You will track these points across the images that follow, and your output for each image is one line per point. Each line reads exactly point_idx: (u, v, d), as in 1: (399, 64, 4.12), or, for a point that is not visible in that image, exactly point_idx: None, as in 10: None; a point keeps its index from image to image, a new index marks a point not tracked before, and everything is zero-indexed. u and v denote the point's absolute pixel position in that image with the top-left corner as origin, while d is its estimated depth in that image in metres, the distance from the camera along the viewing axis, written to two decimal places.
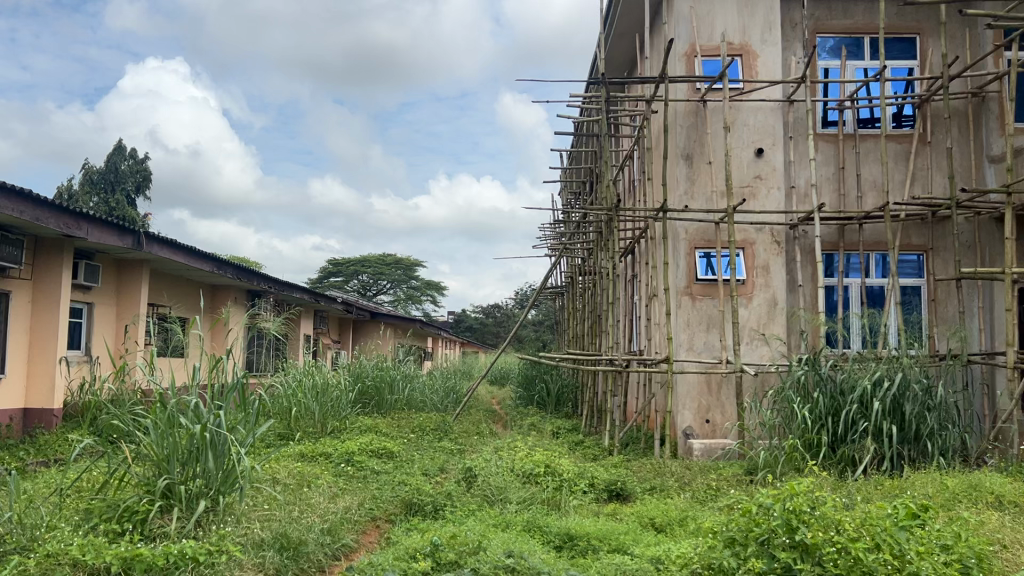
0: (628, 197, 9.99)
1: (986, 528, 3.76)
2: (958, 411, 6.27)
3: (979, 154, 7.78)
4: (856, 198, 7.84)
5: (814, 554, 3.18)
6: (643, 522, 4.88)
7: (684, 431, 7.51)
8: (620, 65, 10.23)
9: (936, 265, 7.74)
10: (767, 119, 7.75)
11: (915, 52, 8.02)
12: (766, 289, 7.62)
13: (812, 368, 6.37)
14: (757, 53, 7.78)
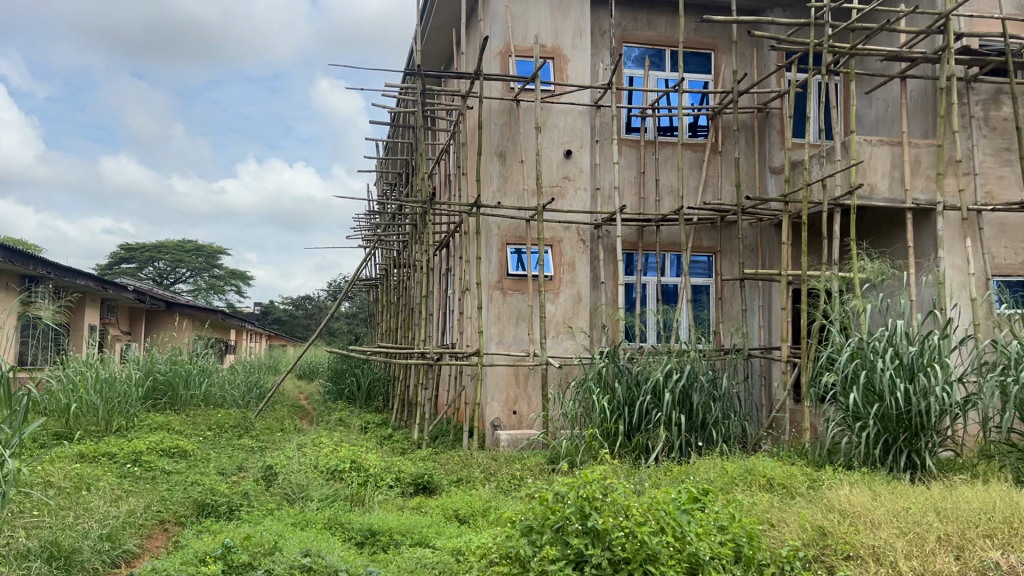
0: (442, 191, 9.99)
1: (758, 508, 4.08)
2: (739, 400, 6.77)
3: (762, 166, 8.47)
4: (655, 201, 8.30)
5: (604, 539, 3.33)
6: (447, 514, 4.92)
7: (492, 423, 7.63)
8: (436, 58, 10.23)
9: (724, 266, 8.37)
10: (576, 122, 8.03)
11: (709, 67, 8.61)
12: (572, 285, 7.90)
13: (611, 360, 6.65)
14: (569, 56, 8.04)
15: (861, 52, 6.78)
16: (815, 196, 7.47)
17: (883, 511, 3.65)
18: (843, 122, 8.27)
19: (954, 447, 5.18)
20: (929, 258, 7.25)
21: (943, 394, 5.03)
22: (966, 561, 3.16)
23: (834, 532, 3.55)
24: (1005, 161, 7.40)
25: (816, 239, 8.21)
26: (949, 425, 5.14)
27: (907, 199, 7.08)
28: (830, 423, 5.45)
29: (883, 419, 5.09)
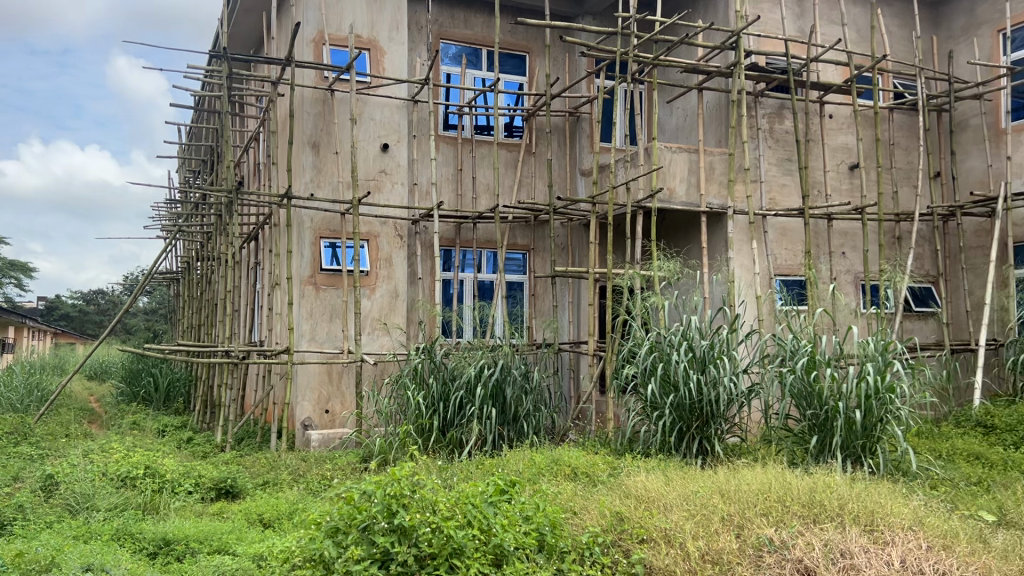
0: (251, 181, 9.56)
1: (562, 498, 4.20)
2: (549, 394, 6.97)
3: (573, 167, 8.78)
4: (471, 198, 8.37)
5: (411, 536, 3.32)
6: (251, 518, 4.71)
7: (303, 423, 7.40)
8: (246, 43, 9.78)
9: (537, 264, 8.59)
10: (392, 115, 7.94)
11: (524, 69, 8.80)
12: (388, 281, 7.81)
13: (427, 356, 6.64)
14: (385, 49, 7.94)
15: (663, 64, 7.17)
16: (621, 198, 7.83)
17: (674, 495, 3.86)
18: (647, 129, 8.73)
19: (740, 432, 5.58)
20: (721, 259, 7.80)
21: (730, 384, 5.40)
22: (745, 538, 3.41)
23: (631, 517, 3.73)
24: (785, 171, 8.12)
25: (622, 239, 8.61)
26: (736, 412, 5.55)
27: (703, 204, 7.58)
28: (632, 413, 5.74)
29: (678, 408, 5.43)
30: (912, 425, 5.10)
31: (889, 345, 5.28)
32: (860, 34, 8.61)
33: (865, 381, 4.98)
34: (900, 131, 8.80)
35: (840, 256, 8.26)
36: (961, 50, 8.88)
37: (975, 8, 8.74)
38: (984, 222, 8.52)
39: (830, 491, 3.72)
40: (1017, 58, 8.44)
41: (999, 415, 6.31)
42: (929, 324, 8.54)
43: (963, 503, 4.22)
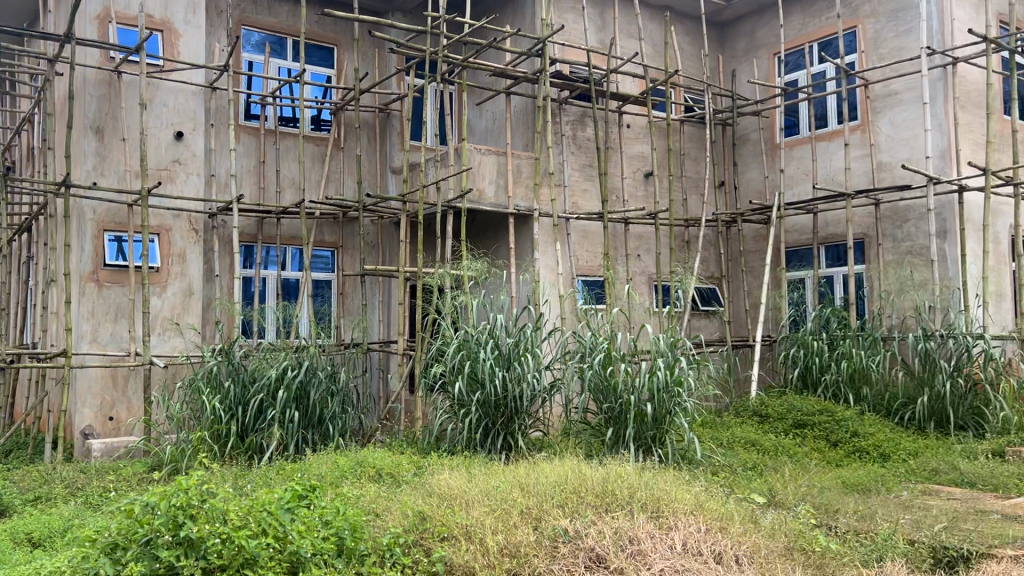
0: (23, 166, 8.67)
1: (364, 499, 4.11)
2: (356, 394, 6.83)
3: (383, 164, 8.66)
4: (275, 192, 8.06)
5: (199, 548, 3.16)
6: (16, 539, 4.26)
7: (82, 432, 6.80)
8: (18, 14, 8.88)
9: (345, 262, 8.41)
10: (188, 102, 7.49)
11: (331, 62, 8.59)
12: (181, 278, 7.35)
13: (224, 358, 6.27)
14: (180, 32, 7.48)
15: (472, 65, 7.24)
16: (430, 197, 7.83)
17: (475, 491, 3.90)
18: (456, 129, 8.78)
19: (543, 426, 5.73)
20: (526, 258, 7.99)
21: (533, 381, 5.55)
22: (542, 530, 3.50)
23: (432, 516, 3.72)
24: (587, 176, 8.46)
25: (431, 238, 8.62)
26: (539, 407, 5.70)
27: (510, 205, 7.72)
28: (438, 411, 5.76)
29: (484, 406, 5.51)
30: (697, 416, 5.46)
31: (678, 341, 5.60)
32: (655, 48, 9.13)
33: (656, 375, 5.28)
34: (690, 142, 9.43)
35: (636, 258, 8.72)
36: (743, 70, 9.63)
37: (755, 31, 9.53)
38: (761, 228, 9.31)
39: (621, 480, 3.90)
40: (790, 79, 9.26)
41: (772, 405, 6.89)
42: (713, 321, 9.20)
43: (737, 487, 4.57)
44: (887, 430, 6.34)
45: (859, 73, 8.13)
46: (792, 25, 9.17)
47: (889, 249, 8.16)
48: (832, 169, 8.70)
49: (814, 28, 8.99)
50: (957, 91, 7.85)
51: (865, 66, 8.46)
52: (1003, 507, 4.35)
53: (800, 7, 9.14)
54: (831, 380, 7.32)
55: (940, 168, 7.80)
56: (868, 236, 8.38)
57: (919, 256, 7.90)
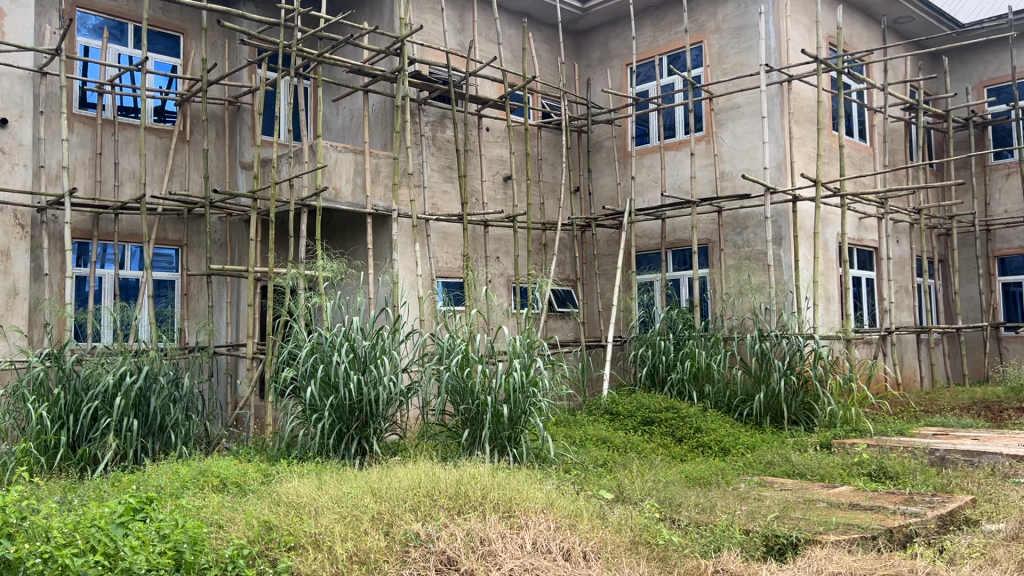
0: None
1: (207, 510, 3.93)
2: (202, 400, 6.52)
3: (233, 159, 8.32)
4: (113, 186, 7.59)
5: (17, 571, 3.00)
6: None
7: None
8: None
9: (190, 261, 8.02)
10: (13, 87, 6.93)
11: (177, 51, 8.18)
12: (5, 276, 6.79)
13: (54, 363, 5.84)
14: (4, 10, 6.89)
15: (327, 60, 7.07)
16: (284, 195, 7.61)
17: (325, 498, 3.80)
18: (311, 126, 8.57)
19: (399, 430, 5.66)
20: (384, 260, 7.90)
21: (389, 384, 5.47)
22: (392, 535, 3.45)
23: (279, 525, 3.60)
24: (446, 177, 8.46)
25: (284, 237, 8.36)
26: (395, 411, 5.64)
27: (367, 205, 7.60)
28: (290, 417, 5.58)
29: (337, 410, 5.38)
30: (551, 415, 5.56)
31: (534, 343, 5.68)
32: (514, 53, 9.25)
33: (512, 376, 5.33)
34: (547, 148, 9.62)
35: (495, 260, 8.79)
36: (597, 78, 9.92)
37: (609, 42, 9.83)
38: (614, 233, 9.63)
39: (474, 482, 3.90)
40: (641, 89, 9.58)
41: (622, 402, 7.12)
42: (568, 322, 9.43)
43: (587, 485, 4.69)
44: (728, 425, 6.68)
45: (705, 86, 8.54)
46: (644, 38, 9.54)
47: (731, 254, 8.62)
48: (680, 177, 9.10)
49: (663, 41, 9.37)
50: (791, 107, 8.40)
51: (710, 80, 8.90)
52: (828, 495, 4.68)
53: (650, 21, 9.51)
54: (677, 378, 7.66)
55: (776, 179, 8.33)
56: (712, 241, 8.79)
57: (758, 261, 8.40)
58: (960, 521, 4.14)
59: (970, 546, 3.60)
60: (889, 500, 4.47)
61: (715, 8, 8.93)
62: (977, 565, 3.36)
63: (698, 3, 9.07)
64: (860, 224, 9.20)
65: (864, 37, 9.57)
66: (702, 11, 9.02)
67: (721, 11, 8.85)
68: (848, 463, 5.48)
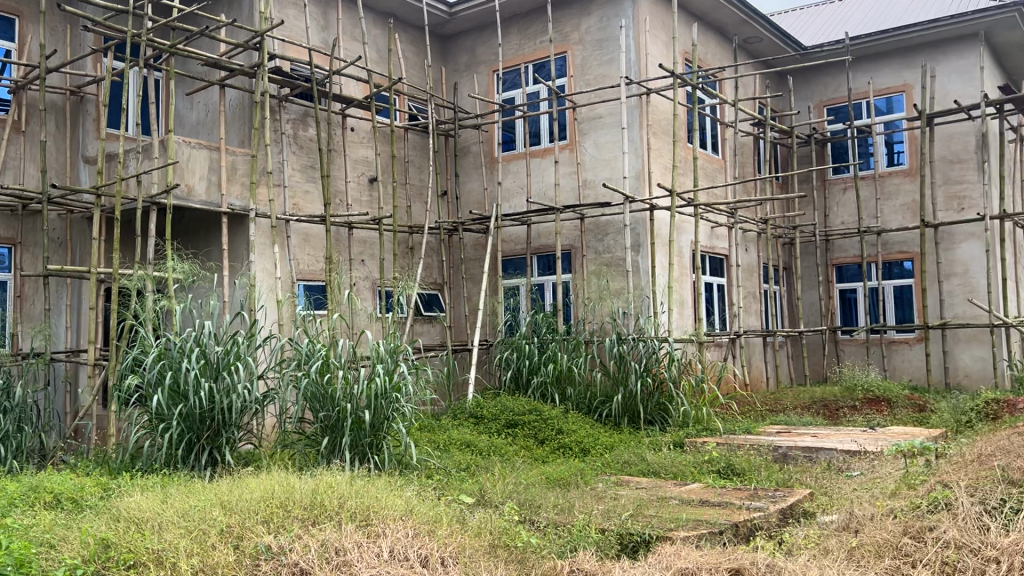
0: None
1: (37, 529, 3.65)
2: (36, 410, 6.06)
3: (74, 153, 7.79)
4: None
5: None
6: None
7: None
8: None
9: (25, 261, 7.44)
10: None
11: (12, 35, 7.59)
12: None
13: None
14: None
15: (179, 52, 6.72)
16: (131, 192, 7.19)
17: (170, 512, 3.61)
18: (162, 120, 8.15)
19: (254, 439, 5.46)
20: (241, 262, 7.60)
21: (244, 392, 5.26)
22: (242, 548, 3.31)
23: (118, 542, 3.39)
24: (308, 177, 8.24)
25: (132, 237, 7.90)
26: (250, 420, 5.43)
27: (223, 204, 7.28)
28: (135, 427, 5.26)
29: (187, 419, 5.13)
30: (414, 420, 5.50)
31: (397, 348, 5.58)
32: (379, 54, 9.14)
33: (374, 382, 5.22)
34: (414, 150, 9.55)
35: (359, 264, 8.63)
36: (464, 83, 9.94)
37: (476, 48, 9.88)
38: (480, 237, 9.67)
39: (331, 491, 3.79)
40: (507, 96, 9.66)
41: (486, 406, 7.14)
42: (434, 326, 9.39)
43: (448, 489, 4.67)
44: (588, 426, 6.83)
45: (568, 95, 8.71)
46: (510, 45, 9.64)
47: (593, 260, 8.84)
48: (545, 184, 9.23)
49: (529, 49, 9.50)
50: (650, 119, 8.70)
51: (573, 89, 9.10)
52: (680, 493, 4.86)
53: (517, 28, 9.63)
54: (540, 382, 7.77)
55: (635, 188, 8.60)
56: (575, 247, 9.01)
57: (618, 266, 8.65)
58: (798, 514, 4.39)
59: (806, 538, 3.83)
60: (736, 495, 4.69)
61: (579, 20, 9.13)
62: (811, 555, 3.57)
63: (562, 14, 9.26)
64: (712, 232, 9.65)
65: (717, 55, 10.04)
66: (566, 22, 9.21)
67: (584, 23, 9.07)
68: (699, 461, 5.71)
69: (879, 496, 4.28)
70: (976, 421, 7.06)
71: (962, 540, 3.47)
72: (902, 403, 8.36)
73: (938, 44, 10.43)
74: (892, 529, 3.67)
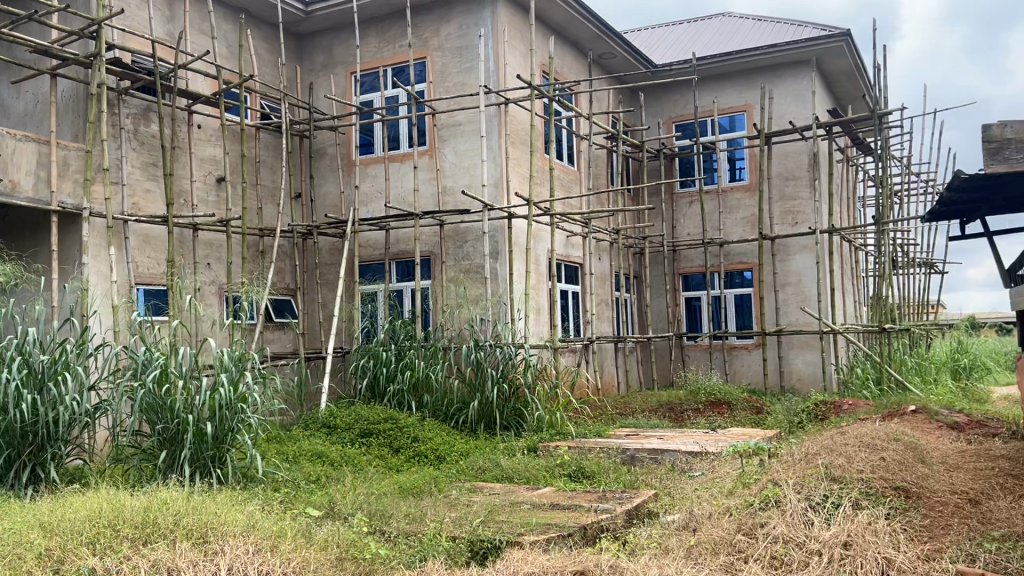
0: None
1: None
2: None
3: None
4: None
5: None
6: None
7: None
8: None
9: None
10: None
11: None
12: None
13: None
14: None
15: (4, 37, 6.16)
16: None
17: None
18: None
19: (84, 455, 5.11)
20: (73, 264, 7.09)
21: (73, 404, 4.90)
22: (63, 573, 3.08)
23: None
24: (149, 176, 7.81)
25: None
26: (79, 434, 5.07)
27: (52, 202, 6.77)
28: None
29: (5, 435, 4.72)
30: (261, 431, 5.30)
31: (243, 357, 5.34)
32: (229, 49, 8.80)
33: (217, 392, 4.98)
34: (266, 150, 9.24)
35: (205, 267, 8.25)
36: (320, 84, 9.72)
37: (333, 48, 9.69)
38: (335, 242, 9.48)
39: (166, 508, 3.60)
40: (365, 99, 9.53)
41: (340, 415, 6.97)
42: (286, 333, 9.11)
43: (294, 503, 4.52)
44: (444, 434, 6.80)
45: (427, 101, 8.68)
46: (368, 48, 9.52)
47: (451, 266, 8.85)
48: (403, 189, 9.16)
49: (387, 53, 9.41)
50: (508, 128, 8.81)
51: (432, 95, 9.08)
52: (531, 497, 4.92)
53: (375, 31, 9.51)
54: (396, 390, 7.67)
55: (494, 196, 8.69)
56: (434, 254, 9.00)
57: (476, 274, 8.70)
58: (642, 514, 4.56)
59: (648, 537, 3.98)
60: (585, 498, 4.80)
61: (439, 26, 9.13)
62: (652, 554, 3.71)
63: (422, 19, 9.23)
64: (567, 241, 9.86)
65: (573, 68, 10.30)
66: (425, 27, 9.19)
67: (443, 29, 9.07)
68: (551, 465, 5.82)
69: (717, 495, 4.49)
70: (806, 422, 7.57)
71: (789, 534, 3.70)
72: (741, 405, 8.85)
73: (776, 67, 11.12)
74: (727, 526, 3.86)
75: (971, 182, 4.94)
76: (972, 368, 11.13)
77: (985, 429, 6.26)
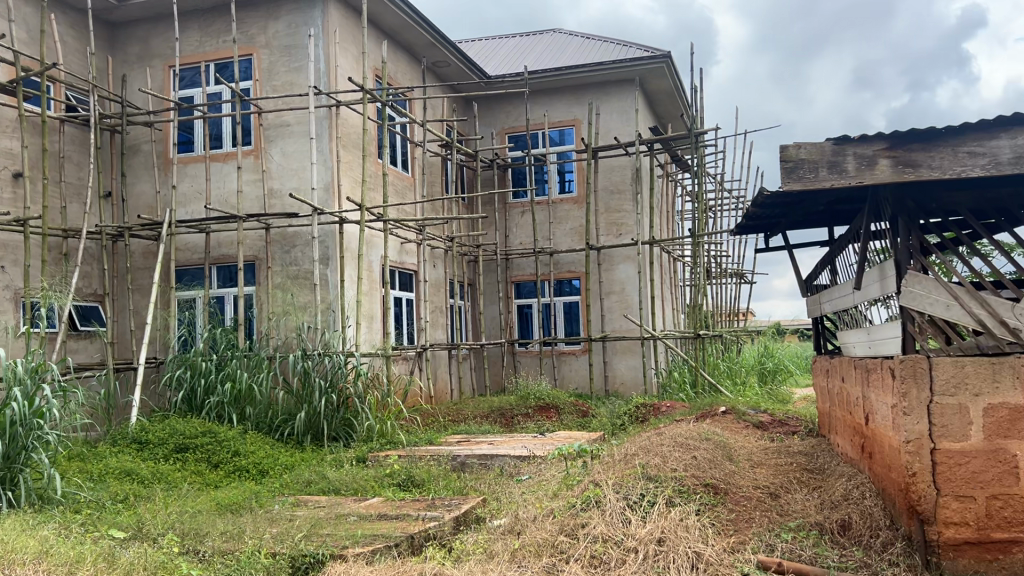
0: None
1: None
2: None
3: None
4: None
5: None
6: None
7: None
8: None
9: None
10: None
11: None
12: None
13: None
14: None
15: None
16: None
17: None
18: None
19: None
20: None
21: None
22: None
23: None
24: None
25: None
26: None
27: None
28: None
29: None
30: (60, 449, 4.89)
31: (40, 368, 4.93)
32: (30, 34, 8.10)
33: (8, 409, 4.56)
34: (71, 144, 8.57)
35: None
36: (134, 76, 9.15)
37: (150, 39, 9.14)
38: (150, 245, 8.93)
39: None
40: (184, 95, 9.05)
41: (152, 430, 6.55)
42: (93, 343, 8.47)
43: (96, 525, 4.18)
44: (267, 446, 6.55)
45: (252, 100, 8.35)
46: (188, 41, 9.05)
47: (278, 272, 8.54)
48: (225, 191, 8.77)
49: (210, 48, 8.99)
50: (338, 131, 8.63)
51: (258, 94, 8.76)
52: (358, 509, 4.81)
53: (197, 24, 9.07)
54: (215, 401, 7.28)
55: (324, 200, 8.48)
56: (259, 258, 8.66)
57: (304, 279, 8.46)
58: (470, 520, 4.58)
59: (475, 543, 4.00)
60: (412, 507, 4.76)
61: (266, 23, 8.82)
62: (477, 560, 3.73)
63: (247, 14, 8.89)
64: (401, 248, 9.79)
65: (406, 74, 10.26)
66: (251, 23, 8.85)
67: (271, 27, 8.78)
68: (379, 475, 5.73)
69: (542, 497, 4.60)
70: (628, 424, 7.90)
71: (608, 534, 3.83)
72: (568, 409, 9.13)
73: (602, 85, 11.58)
74: (551, 529, 3.96)
75: (773, 200, 5.30)
76: (775, 371, 12.04)
77: (785, 428, 6.77)
